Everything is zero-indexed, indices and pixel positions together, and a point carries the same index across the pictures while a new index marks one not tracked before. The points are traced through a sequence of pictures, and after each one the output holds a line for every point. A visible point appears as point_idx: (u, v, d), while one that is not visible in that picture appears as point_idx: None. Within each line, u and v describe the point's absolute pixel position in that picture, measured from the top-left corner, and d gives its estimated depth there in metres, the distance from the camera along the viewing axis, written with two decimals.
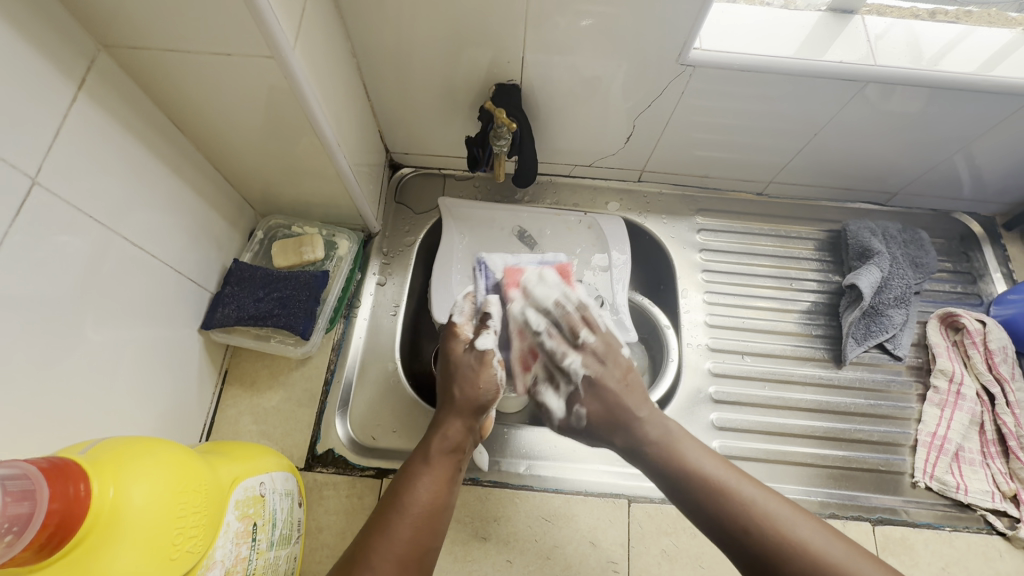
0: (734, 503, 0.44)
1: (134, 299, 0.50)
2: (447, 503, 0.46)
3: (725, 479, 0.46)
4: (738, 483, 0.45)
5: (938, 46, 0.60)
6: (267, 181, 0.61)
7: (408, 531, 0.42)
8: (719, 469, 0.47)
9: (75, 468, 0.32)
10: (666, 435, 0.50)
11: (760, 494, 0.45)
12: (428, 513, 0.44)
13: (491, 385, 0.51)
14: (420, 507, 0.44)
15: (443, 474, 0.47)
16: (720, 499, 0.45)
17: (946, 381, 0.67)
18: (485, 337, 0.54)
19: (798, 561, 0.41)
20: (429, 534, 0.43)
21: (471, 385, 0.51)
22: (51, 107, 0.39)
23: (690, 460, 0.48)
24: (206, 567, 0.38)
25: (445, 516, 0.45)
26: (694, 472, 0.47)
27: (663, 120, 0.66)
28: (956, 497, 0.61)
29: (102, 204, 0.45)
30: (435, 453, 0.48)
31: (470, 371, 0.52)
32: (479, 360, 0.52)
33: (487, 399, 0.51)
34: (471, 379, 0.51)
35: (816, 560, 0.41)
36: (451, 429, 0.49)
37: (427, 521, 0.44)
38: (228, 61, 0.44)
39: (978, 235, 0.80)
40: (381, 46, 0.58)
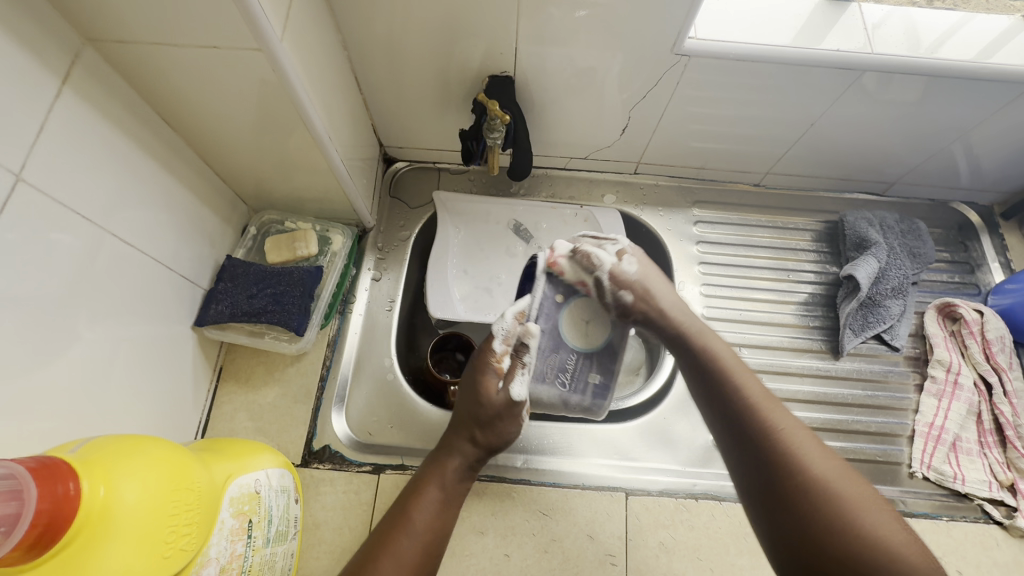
0: (762, 425, 0.44)
1: (126, 297, 0.49)
2: (448, 527, 0.47)
3: (763, 404, 0.45)
4: (775, 412, 0.45)
5: (937, 33, 0.59)
6: (260, 176, 0.61)
7: (416, 553, 0.43)
8: (762, 396, 0.46)
9: (65, 468, 0.32)
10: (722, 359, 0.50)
11: (794, 427, 0.43)
12: (435, 538, 0.45)
13: (512, 424, 0.51)
14: (428, 530, 0.44)
15: (450, 501, 0.47)
16: (750, 417, 0.45)
17: (944, 371, 0.67)
18: (518, 384, 0.51)
19: (811, 497, 0.39)
20: (433, 556, 0.44)
21: (497, 427, 0.51)
22: (34, 102, 0.38)
23: (731, 381, 0.48)
24: (200, 565, 0.38)
25: (445, 539, 0.46)
26: (734, 392, 0.47)
27: (659, 111, 0.66)
28: (954, 487, 0.61)
29: (90, 201, 0.45)
30: (449, 480, 0.48)
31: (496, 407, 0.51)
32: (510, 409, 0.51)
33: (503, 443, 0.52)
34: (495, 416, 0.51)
35: (826, 495, 0.39)
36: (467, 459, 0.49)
37: (434, 544, 0.44)
38: (215, 54, 0.43)
39: (976, 224, 0.79)
40: (373, 39, 0.57)
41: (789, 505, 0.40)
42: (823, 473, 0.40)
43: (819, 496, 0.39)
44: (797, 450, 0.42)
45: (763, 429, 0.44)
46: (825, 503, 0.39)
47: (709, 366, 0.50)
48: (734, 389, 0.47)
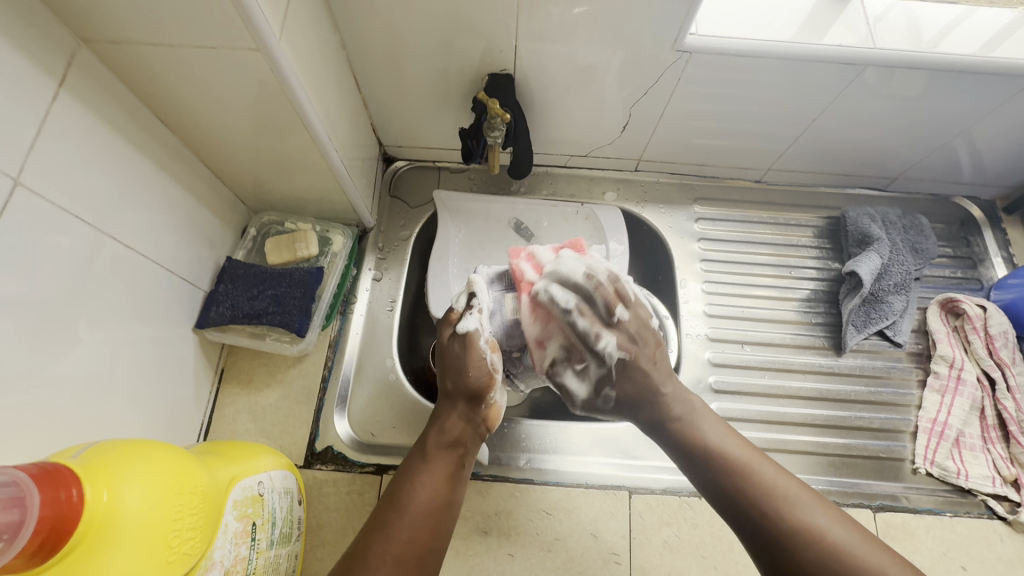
0: (761, 492, 0.44)
1: (126, 300, 0.49)
2: (447, 501, 0.45)
3: (754, 467, 0.45)
4: (761, 465, 0.45)
5: (938, 27, 0.59)
6: (259, 177, 0.60)
7: (407, 532, 0.42)
8: (743, 449, 0.47)
9: (67, 473, 0.32)
10: (705, 423, 0.49)
11: (791, 486, 0.44)
12: (428, 513, 0.44)
13: (481, 371, 0.49)
14: (419, 507, 0.43)
15: (443, 471, 0.46)
16: (748, 488, 0.44)
17: (947, 367, 0.67)
18: (468, 318, 0.51)
19: (811, 548, 0.41)
20: (429, 533, 0.43)
21: (461, 374, 0.49)
22: (30, 106, 0.38)
23: (718, 445, 0.48)
24: (205, 568, 0.38)
25: (447, 515, 0.45)
26: (722, 453, 0.47)
27: (660, 107, 0.65)
28: (957, 482, 0.61)
29: (89, 203, 0.44)
30: (434, 449, 0.47)
31: (458, 358, 0.50)
32: (463, 345, 0.49)
33: (479, 385, 0.49)
34: (461, 366, 0.49)
35: (826, 547, 0.40)
36: (449, 422, 0.49)
37: (428, 519, 0.43)
38: (212, 55, 0.43)
39: (978, 219, 0.79)
40: (371, 38, 0.57)
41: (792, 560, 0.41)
42: (837, 537, 0.41)
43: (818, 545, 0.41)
44: (803, 518, 0.42)
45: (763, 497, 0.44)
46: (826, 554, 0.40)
47: (697, 432, 0.49)
48: (724, 456, 0.47)
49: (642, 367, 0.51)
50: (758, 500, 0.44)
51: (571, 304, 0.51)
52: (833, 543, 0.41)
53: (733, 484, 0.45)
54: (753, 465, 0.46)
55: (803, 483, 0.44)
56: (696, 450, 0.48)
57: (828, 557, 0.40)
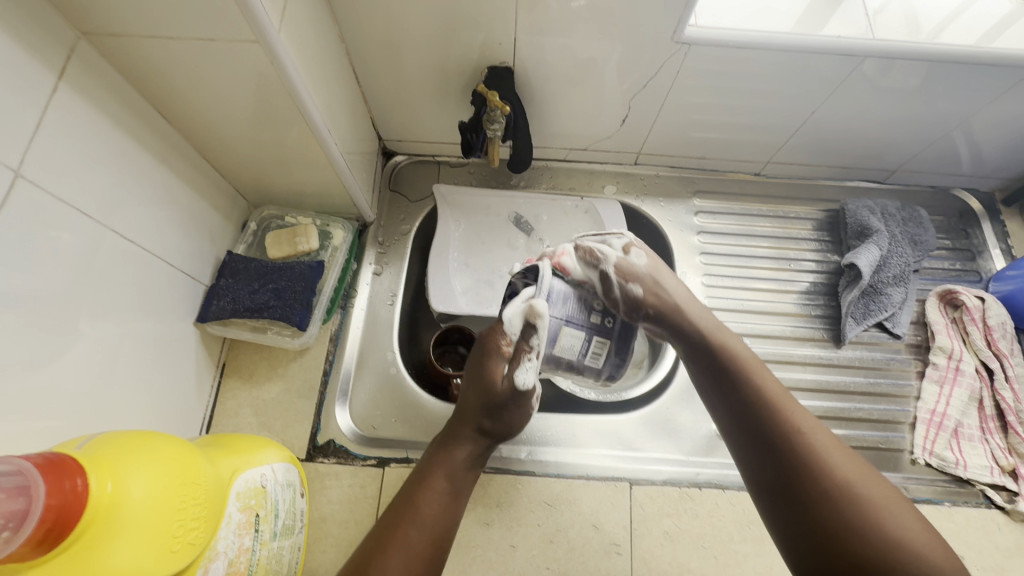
0: (787, 430, 0.43)
1: (128, 293, 0.49)
2: (454, 520, 0.46)
3: (780, 399, 0.45)
4: (791, 407, 0.45)
5: (937, 18, 0.59)
6: (259, 171, 0.60)
7: (423, 546, 0.42)
8: (775, 390, 0.46)
9: (72, 463, 0.32)
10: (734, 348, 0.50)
11: (816, 427, 0.43)
12: (442, 531, 0.44)
13: (514, 410, 0.51)
14: (435, 521, 0.44)
15: (458, 496, 0.47)
16: (768, 417, 0.45)
17: (945, 358, 0.67)
18: (525, 370, 0.51)
19: (828, 489, 0.40)
20: (442, 550, 0.43)
21: (503, 416, 0.51)
22: (31, 98, 0.38)
23: (746, 372, 0.48)
24: (208, 559, 0.38)
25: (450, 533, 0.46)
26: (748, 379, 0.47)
27: (659, 101, 0.65)
28: (956, 473, 0.62)
29: (90, 197, 0.44)
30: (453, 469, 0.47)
31: (510, 403, 0.51)
32: (522, 399, 0.51)
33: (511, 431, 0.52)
34: (509, 411, 0.51)
35: (846, 489, 0.40)
36: (473, 450, 0.49)
37: (442, 536, 0.44)
38: (212, 47, 0.43)
39: (977, 211, 0.79)
40: (370, 31, 0.57)
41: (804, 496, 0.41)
42: (853, 478, 0.40)
43: (838, 490, 0.40)
44: (822, 450, 0.42)
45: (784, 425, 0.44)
46: (841, 498, 0.39)
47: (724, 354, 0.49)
48: (749, 384, 0.47)
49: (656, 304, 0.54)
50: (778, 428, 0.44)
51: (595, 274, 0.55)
52: (850, 486, 0.40)
53: (757, 414, 0.45)
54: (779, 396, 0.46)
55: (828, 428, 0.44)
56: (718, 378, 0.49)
57: (843, 492, 0.40)
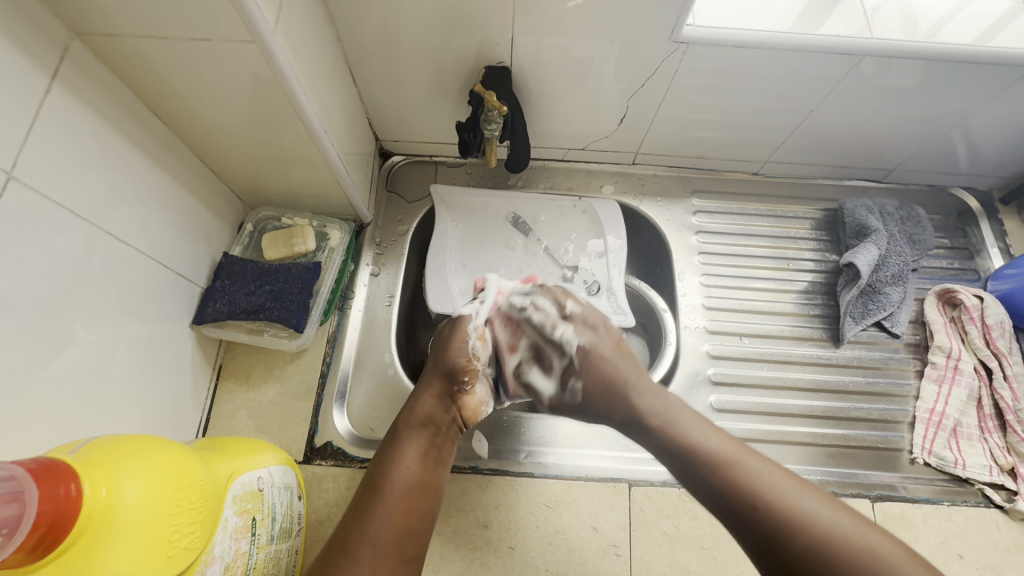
0: (748, 485, 0.43)
1: (122, 296, 0.49)
2: (425, 479, 0.46)
3: (736, 459, 0.45)
4: (745, 458, 0.45)
5: (934, 17, 0.59)
6: (255, 172, 0.60)
7: (387, 515, 0.42)
8: (726, 446, 0.47)
9: (66, 469, 0.32)
10: (683, 424, 0.49)
11: (776, 474, 0.44)
12: (407, 495, 0.44)
13: (461, 356, 0.52)
14: (396, 489, 0.44)
15: (417, 451, 0.47)
16: (735, 485, 0.44)
17: (944, 357, 0.67)
18: (468, 308, 0.56)
19: (802, 540, 0.40)
20: (409, 513, 0.43)
21: (443, 360, 0.52)
22: (23, 99, 0.38)
23: (698, 442, 0.47)
24: (205, 563, 0.38)
25: (426, 492, 0.45)
26: (703, 452, 0.47)
27: (657, 100, 0.65)
28: (954, 472, 0.62)
29: (84, 199, 0.44)
30: (408, 432, 0.48)
31: (443, 346, 0.53)
32: (451, 334, 0.54)
33: (459, 366, 0.51)
34: (445, 351, 0.53)
35: (819, 534, 0.40)
36: (423, 403, 0.50)
37: (404, 500, 0.44)
38: (206, 47, 0.43)
39: (975, 210, 0.79)
40: (366, 31, 0.57)
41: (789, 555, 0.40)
42: (828, 521, 0.40)
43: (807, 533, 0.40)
44: (792, 506, 0.42)
45: (750, 489, 0.43)
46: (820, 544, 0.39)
47: (677, 433, 0.49)
48: (708, 454, 0.46)
49: (604, 354, 0.53)
50: (747, 495, 0.43)
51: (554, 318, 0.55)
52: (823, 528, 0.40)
53: (717, 476, 0.45)
54: (737, 458, 0.45)
55: (783, 467, 0.45)
56: (669, 440, 0.49)
57: (822, 543, 0.40)
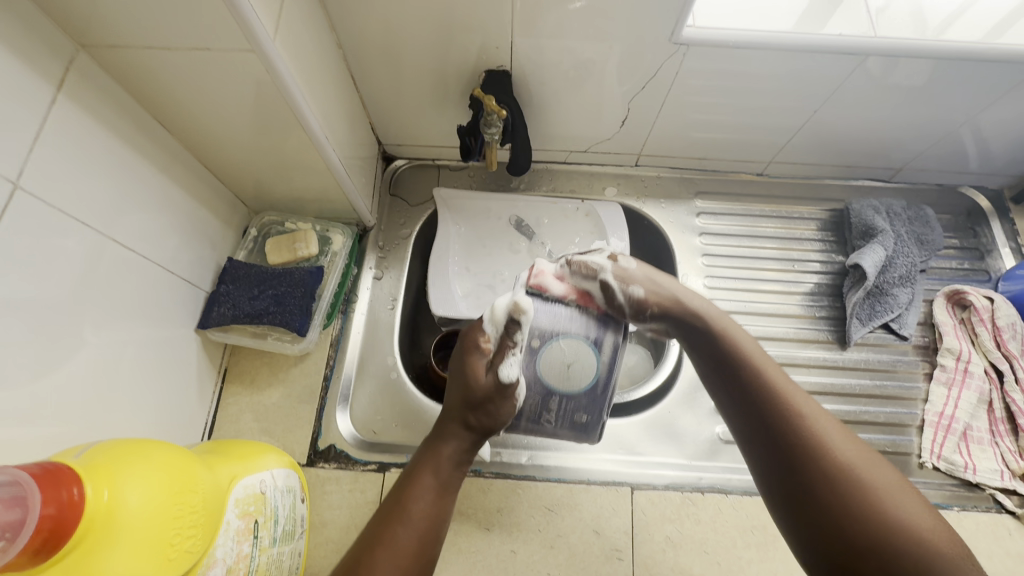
0: (791, 416, 0.42)
1: (130, 301, 0.50)
2: (445, 515, 0.44)
3: (788, 391, 0.43)
4: (797, 396, 0.43)
5: (944, 14, 0.58)
6: (259, 178, 0.61)
7: (412, 541, 0.40)
8: (781, 380, 0.44)
9: (69, 473, 0.32)
10: (748, 349, 0.47)
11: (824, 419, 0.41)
12: (431, 525, 0.42)
13: (506, 415, 0.49)
14: (422, 518, 0.42)
15: (445, 492, 0.45)
16: (777, 411, 0.42)
17: (954, 359, 0.66)
18: (508, 364, 0.49)
19: (828, 471, 0.38)
20: (433, 546, 0.42)
21: (489, 412, 0.48)
22: (30, 111, 0.39)
23: (757, 367, 0.45)
24: (206, 566, 0.39)
25: (443, 526, 0.44)
26: (759, 379, 0.45)
27: (659, 102, 0.65)
28: (965, 477, 0.61)
29: (92, 207, 0.45)
30: (442, 473, 0.46)
31: (494, 399, 0.48)
32: (504, 392, 0.49)
33: (499, 427, 0.49)
34: (492, 407, 0.48)
35: (855, 478, 0.37)
36: (458, 448, 0.47)
37: (425, 531, 0.42)
38: (208, 57, 0.43)
39: (985, 209, 0.78)
40: (367, 37, 0.57)
41: (806, 483, 0.39)
42: (858, 467, 0.38)
43: (848, 481, 0.37)
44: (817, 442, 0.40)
45: (793, 419, 0.41)
46: (853, 492, 0.37)
47: (737, 360, 0.46)
48: (760, 379, 0.45)
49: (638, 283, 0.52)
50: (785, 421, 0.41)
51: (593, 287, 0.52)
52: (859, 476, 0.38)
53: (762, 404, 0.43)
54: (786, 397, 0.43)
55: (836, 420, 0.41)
56: (727, 364, 0.47)
57: (844, 482, 0.37)
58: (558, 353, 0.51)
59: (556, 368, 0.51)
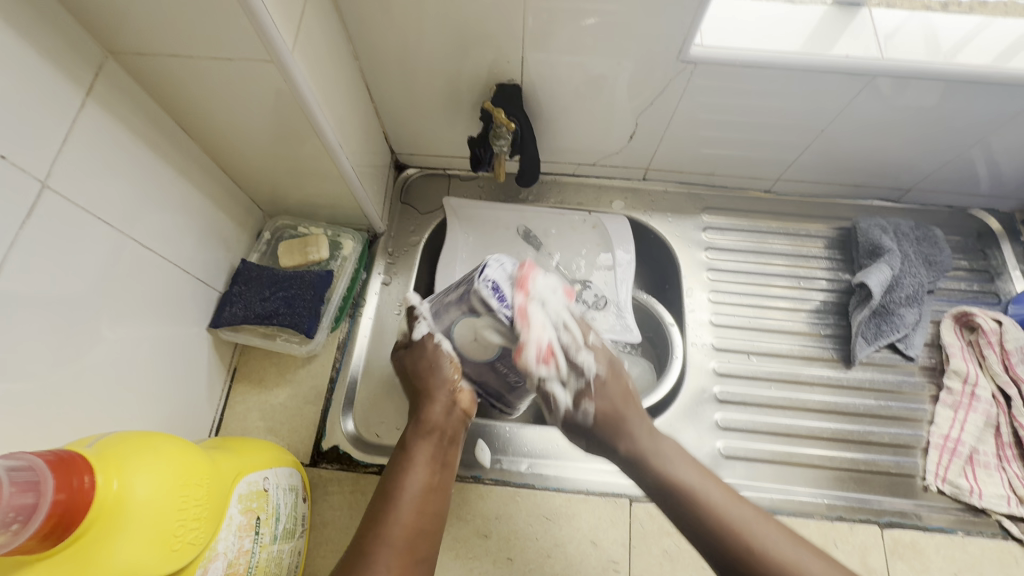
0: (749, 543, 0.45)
1: (146, 298, 0.51)
2: (436, 484, 0.48)
3: (733, 516, 0.46)
4: (743, 517, 0.46)
5: (956, 38, 0.58)
6: (275, 183, 0.62)
7: (403, 518, 0.45)
8: (726, 500, 0.47)
9: (81, 461, 0.34)
10: (680, 472, 0.49)
11: (771, 534, 0.46)
12: (422, 498, 0.47)
13: (444, 360, 0.53)
14: (410, 493, 0.47)
15: (428, 460, 0.49)
16: (738, 541, 0.45)
17: (960, 382, 0.66)
18: (422, 324, 0.55)
19: None
20: (424, 516, 0.46)
21: (429, 370, 0.53)
22: (61, 115, 0.41)
23: (697, 489, 0.48)
24: (208, 559, 0.39)
25: (438, 496, 0.48)
26: (704, 504, 0.47)
27: (666, 118, 0.66)
28: (970, 501, 0.60)
29: (114, 207, 0.47)
30: (417, 438, 0.50)
31: (423, 358, 0.54)
32: (427, 346, 0.54)
33: (444, 374, 0.53)
34: (425, 367, 0.53)
35: None
36: (428, 414, 0.51)
37: (421, 505, 0.46)
38: (229, 66, 0.45)
39: (996, 232, 0.77)
40: (383, 50, 0.59)
41: None
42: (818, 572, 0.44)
43: None
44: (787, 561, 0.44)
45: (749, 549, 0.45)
46: None
47: (675, 484, 0.49)
48: (704, 507, 0.47)
49: (613, 390, 0.53)
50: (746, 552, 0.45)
51: (571, 372, 0.53)
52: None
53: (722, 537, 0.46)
54: (741, 521, 0.46)
55: (776, 520, 0.47)
56: (667, 484, 0.49)
57: None
58: (463, 336, 0.52)
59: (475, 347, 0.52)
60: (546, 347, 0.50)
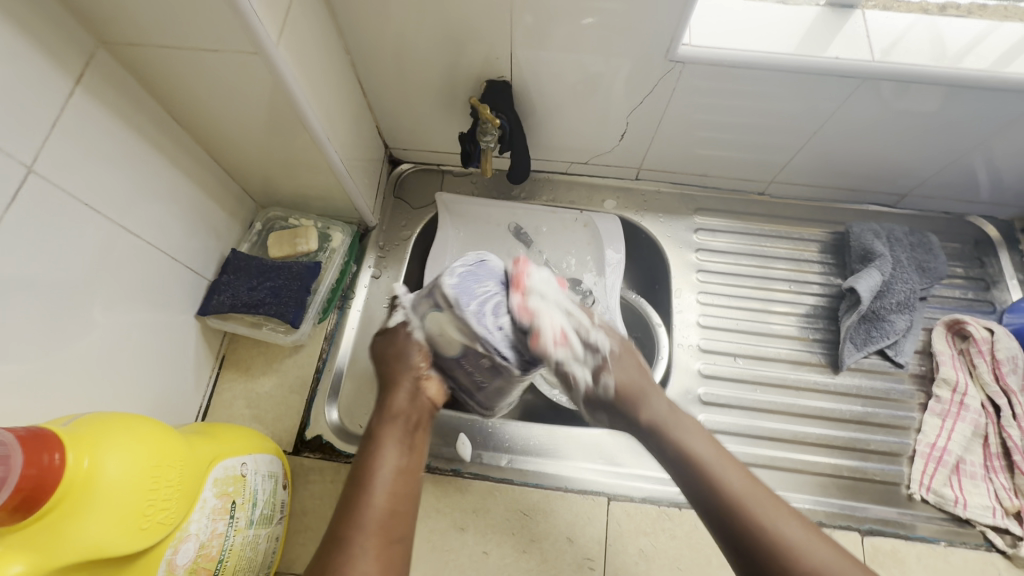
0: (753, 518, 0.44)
1: (135, 284, 0.52)
2: (408, 467, 0.49)
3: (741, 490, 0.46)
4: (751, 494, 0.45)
5: (966, 40, 0.58)
6: (266, 174, 0.63)
7: (377, 502, 0.45)
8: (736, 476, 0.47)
9: (53, 438, 0.34)
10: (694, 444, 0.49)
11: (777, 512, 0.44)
12: (394, 481, 0.47)
13: (413, 350, 0.54)
14: (383, 477, 0.47)
15: (398, 445, 0.50)
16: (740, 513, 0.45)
17: (949, 391, 0.65)
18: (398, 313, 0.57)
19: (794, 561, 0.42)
20: (401, 498, 0.47)
21: (398, 360, 0.54)
22: (49, 102, 0.42)
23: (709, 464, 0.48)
24: (177, 539, 0.40)
25: (411, 477, 0.49)
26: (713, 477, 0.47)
27: (658, 118, 0.66)
28: (954, 511, 0.59)
29: (104, 194, 0.48)
30: (385, 425, 0.51)
31: (393, 349, 0.55)
32: (399, 335, 0.55)
33: (413, 365, 0.54)
34: (394, 358, 0.54)
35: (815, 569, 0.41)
36: (394, 403, 0.52)
37: (394, 487, 0.47)
38: (217, 58, 0.46)
39: (994, 239, 0.76)
40: (373, 45, 0.60)
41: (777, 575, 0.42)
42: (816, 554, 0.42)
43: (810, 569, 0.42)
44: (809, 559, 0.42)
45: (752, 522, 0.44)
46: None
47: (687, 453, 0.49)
48: (714, 478, 0.47)
49: (631, 364, 0.54)
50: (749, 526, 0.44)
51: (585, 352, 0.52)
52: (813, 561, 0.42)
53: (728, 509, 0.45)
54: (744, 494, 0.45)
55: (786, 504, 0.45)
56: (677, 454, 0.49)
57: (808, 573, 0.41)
58: (432, 329, 0.52)
59: (445, 340, 0.50)
60: (563, 328, 0.50)
